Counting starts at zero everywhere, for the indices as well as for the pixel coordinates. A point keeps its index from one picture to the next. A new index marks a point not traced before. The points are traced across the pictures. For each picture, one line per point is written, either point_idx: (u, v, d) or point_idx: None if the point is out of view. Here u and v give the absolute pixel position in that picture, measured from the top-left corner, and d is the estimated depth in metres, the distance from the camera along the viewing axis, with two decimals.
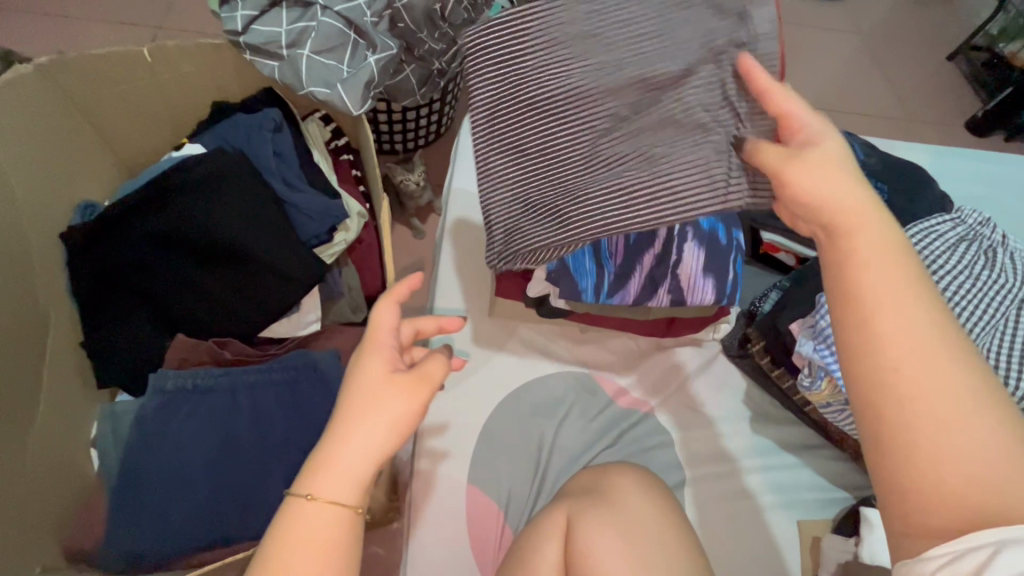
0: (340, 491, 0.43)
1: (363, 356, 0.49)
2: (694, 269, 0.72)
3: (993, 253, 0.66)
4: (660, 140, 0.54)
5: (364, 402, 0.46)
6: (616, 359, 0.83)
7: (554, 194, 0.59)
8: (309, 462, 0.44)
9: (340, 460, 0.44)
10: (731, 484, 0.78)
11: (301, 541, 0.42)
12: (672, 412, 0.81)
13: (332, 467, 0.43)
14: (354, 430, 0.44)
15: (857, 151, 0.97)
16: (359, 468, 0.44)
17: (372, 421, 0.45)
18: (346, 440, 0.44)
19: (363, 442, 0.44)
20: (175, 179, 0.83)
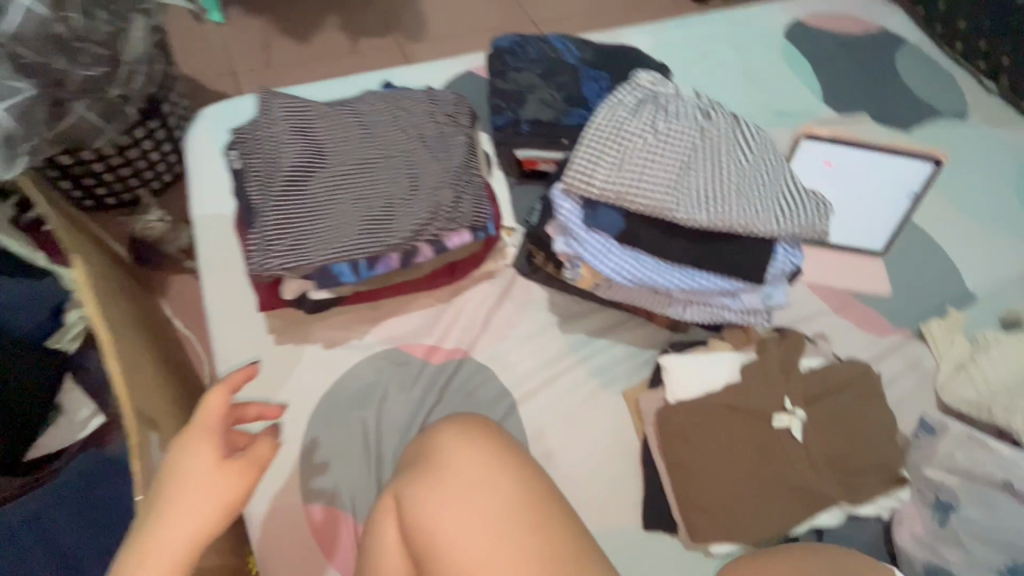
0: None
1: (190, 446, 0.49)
2: (443, 211, 0.73)
3: (671, 102, 0.73)
4: (419, 194, 0.72)
5: (191, 496, 0.48)
6: (419, 322, 0.83)
7: (325, 225, 0.68)
8: (128, 557, 0.45)
9: (160, 551, 0.45)
10: (558, 387, 0.83)
11: None
12: (486, 348, 0.84)
13: (151, 560, 0.45)
14: (175, 521, 0.46)
15: (571, 50, 1.03)
16: (179, 552, 0.46)
17: (200, 505, 0.47)
18: (168, 531, 0.46)
19: (184, 530, 0.46)
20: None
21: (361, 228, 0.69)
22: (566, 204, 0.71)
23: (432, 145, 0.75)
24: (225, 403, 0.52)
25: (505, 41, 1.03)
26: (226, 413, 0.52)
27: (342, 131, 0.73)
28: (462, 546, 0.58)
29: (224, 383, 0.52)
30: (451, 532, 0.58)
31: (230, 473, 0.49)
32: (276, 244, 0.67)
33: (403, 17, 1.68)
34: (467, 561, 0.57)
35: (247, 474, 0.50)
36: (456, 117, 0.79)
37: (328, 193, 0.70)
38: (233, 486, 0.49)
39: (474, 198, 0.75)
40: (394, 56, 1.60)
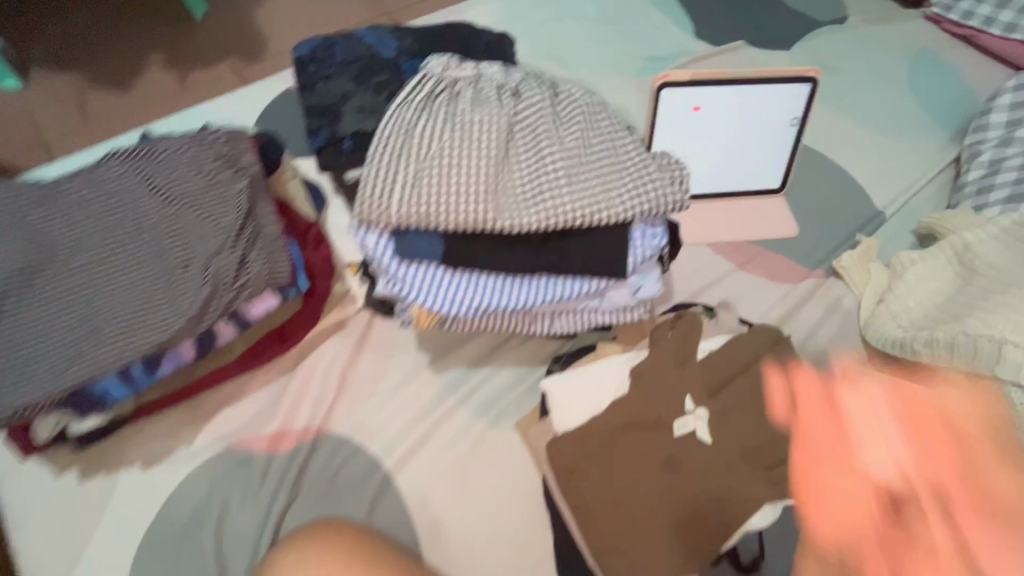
0: None
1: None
2: (220, 279, 0.58)
3: (471, 89, 0.60)
4: (185, 265, 0.58)
5: None
6: (259, 407, 0.70)
7: (68, 338, 0.55)
8: None
9: None
10: (437, 441, 0.71)
11: None
12: (345, 417, 0.71)
13: None
14: None
15: (386, 42, 0.87)
16: None
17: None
18: None
19: None
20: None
21: (116, 328, 0.55)
22: (370, 239, 0.58)
23: (197, 201, 0.61)
24: None
25: (305, 46, 0.86)
26: None
27: (78, 216, 0.59)
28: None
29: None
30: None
31: None
32: (11, 378, 0.54)
33: (237, 37, 1.51)
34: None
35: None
36: (227, 159, 0.65)
37: (66, 296, 0.56)
38: None
39: (262, 253, 0.61)
40: (233, 82, 1.43)
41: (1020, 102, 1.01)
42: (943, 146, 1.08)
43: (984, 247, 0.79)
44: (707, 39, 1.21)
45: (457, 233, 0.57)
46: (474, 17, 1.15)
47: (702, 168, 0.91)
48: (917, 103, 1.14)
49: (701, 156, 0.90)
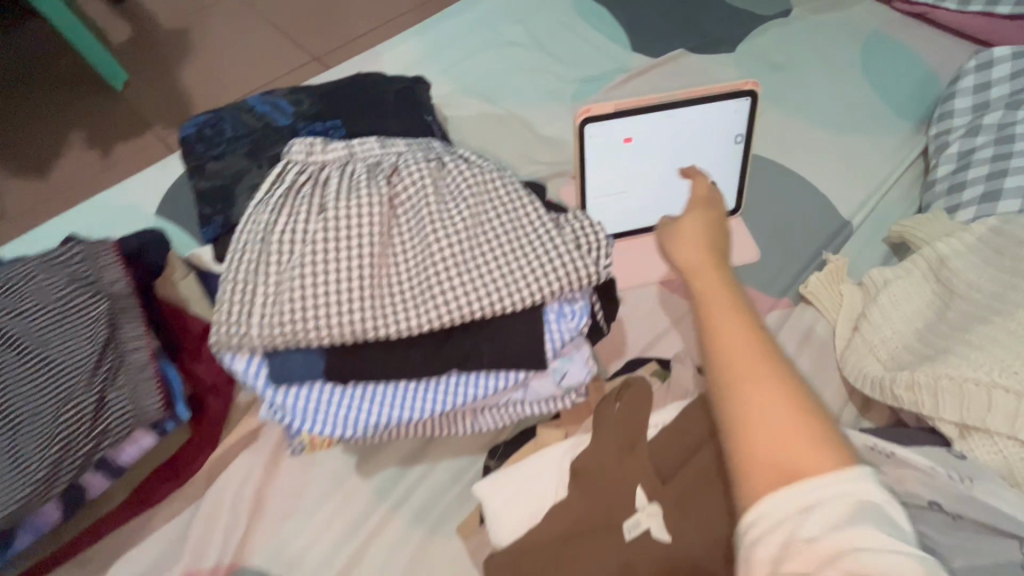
0: None
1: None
2: (77, 428, 0.50)
3: (342, 173, 0.52)
4: (34, 418, 0.50)
5: None
6: (163, 547, 0.62)
7: None
8: None
9: None
10: (369, 561, 0.62)
11: None
12: (263, 545, 0.63)
13: None
14: None
15: (283, 108, 0.80)
16: None
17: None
18: None
19: None
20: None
21: None
22: (238, 363, 0.49)
23: (46, 338, 0.53)
24: None
25: (192, 124, 0.78)
26: None
27: None
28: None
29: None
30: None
31: None
32: None
33: (160, 102, 1.44)
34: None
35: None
36: (86, 278, 0.57)
37: None
38: None
39: (125, 389, 0.53)
40: (157, 149, 1.36)
41: (985, 84, 0.93)
42: (908, 138, 0.99)
43: (961, 262, 0.71)
44: (644, 49, 1.13)
45: (337, 346, 0.49)
46: (391, 60, 1.07)
47: (647, 200, 0.83)
48: (876, 92, 1.05)
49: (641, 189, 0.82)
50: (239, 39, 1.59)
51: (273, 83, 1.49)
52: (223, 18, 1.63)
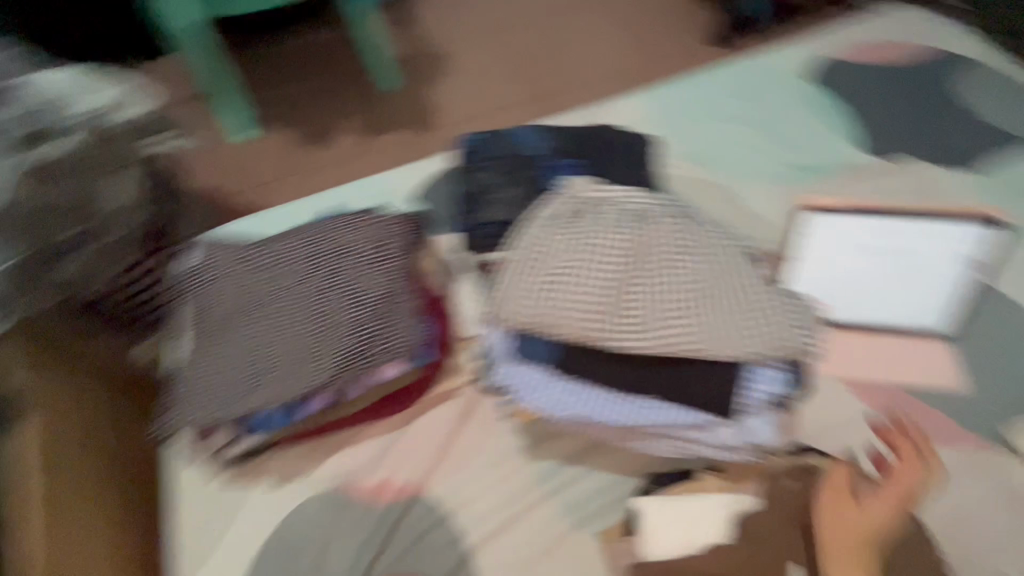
0: None
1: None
2: (376, 350, 0.70)
3: (606, 209, 0.65)
4: (352, 331, 0.70)
5: None
6: (371, 454, 0.78)
7: (258, 374, 0.70)
8: None
9: None
10: (514, 533, 0.73)
11: None
12: (439, 482, 0.76)
13: None
14: None
15: (540, 140, 0.97)
16: None
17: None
18: None
19: None
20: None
21: (293, 377, 0.69)
22: (493, 336, 0.65)
23: (346, 279, 0.73)
24: None
25: (470, 141, 0.98)
26: None
27: (277, 275, 0.74)
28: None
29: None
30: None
31: None
32: (197, 396, 0.71)
33: (416, 104, 1.75)
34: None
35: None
36: (393, 239, 0.77)
37: (262, 341, 0.71)
38: None
39: (405, 331, 0.71)
40: (406, 145, 1.68)
41: None
42: None
43: None
44: (880, 146, 1.11)
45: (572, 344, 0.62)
46: (623, 108, 1.19)
47: (859, 292, 0.83)
48: None
49: (859, 279, 0.82)
50: (484, 61, 1.84)
51: (508, 108, 1.74)
52: (477, 38, 1.88)
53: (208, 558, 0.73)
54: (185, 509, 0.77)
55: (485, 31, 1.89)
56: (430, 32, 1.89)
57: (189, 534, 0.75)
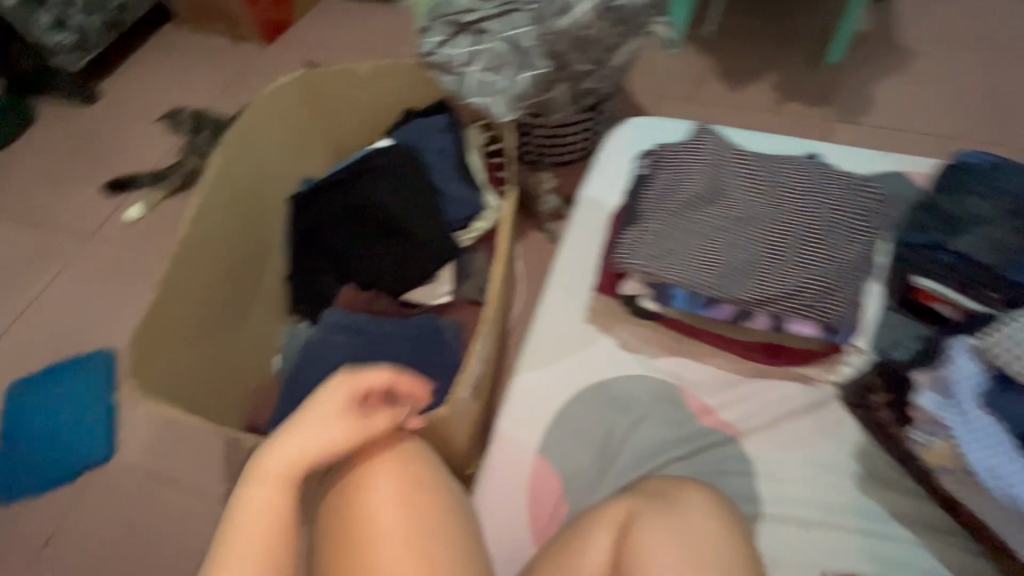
0: (305, 439, 0.58)
1: (275, 445, 0.58)
2: (818, 305, 0.69)
3: None
4: (807, 275, 0.69)
5: (317, 428, 0.58)
6: (712, 378, 0.81)
7: (701, 258, 0.72)
8: (263, 454, 0.57)
9: (270, 471, 0.57)
10: (811, 536, 0.71)
11: (253, 525, 0.54)
12: (763, 443, 0.77)
13: (267, 476, 0.56)
14: (303, 432, 0.58)
15: None
16: (313, 443, 0.58)
17: (262, 502, 0.55)
18: (291, 437, 0.58)
19: (301, 435, 0.58)
20: (356, 165, 1.06)
21: (733, 281, 0.71)
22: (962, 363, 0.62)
23: (828, 230, 0.72)
24: (342, 395, 0.60)
25: (974, 158, 0.84)
26: (335, 418, 0.59)
27: (756, 185, 0.75)
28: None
29: (357, 373, 0.61)
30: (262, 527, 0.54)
31: (342, 426, 0.59)
32: (646, 246, 0.73)
33: (847, 93, 1.62)
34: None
35: (357, 438, 0.60)
36: (874, 215, 0.74)
37: (717, 232, 0.73)
38: (335, 432, 0.59)
39: (849, 304, 0.69)
40: (815, 123, 1.56)
41: None
42: None
43: None
44: None
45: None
46: None
47: None
48: None
49: None
50: (948, 85, 1.61)
51: (949, 144, 1.50)
52: (953, 61, 1.65)
53: (549, 365, 0.85)
54: (547, 317, 0.89)
55: (967, 57, 1.66)
56: (896, 36, 1.72)
57: (543, 337, 0.87)
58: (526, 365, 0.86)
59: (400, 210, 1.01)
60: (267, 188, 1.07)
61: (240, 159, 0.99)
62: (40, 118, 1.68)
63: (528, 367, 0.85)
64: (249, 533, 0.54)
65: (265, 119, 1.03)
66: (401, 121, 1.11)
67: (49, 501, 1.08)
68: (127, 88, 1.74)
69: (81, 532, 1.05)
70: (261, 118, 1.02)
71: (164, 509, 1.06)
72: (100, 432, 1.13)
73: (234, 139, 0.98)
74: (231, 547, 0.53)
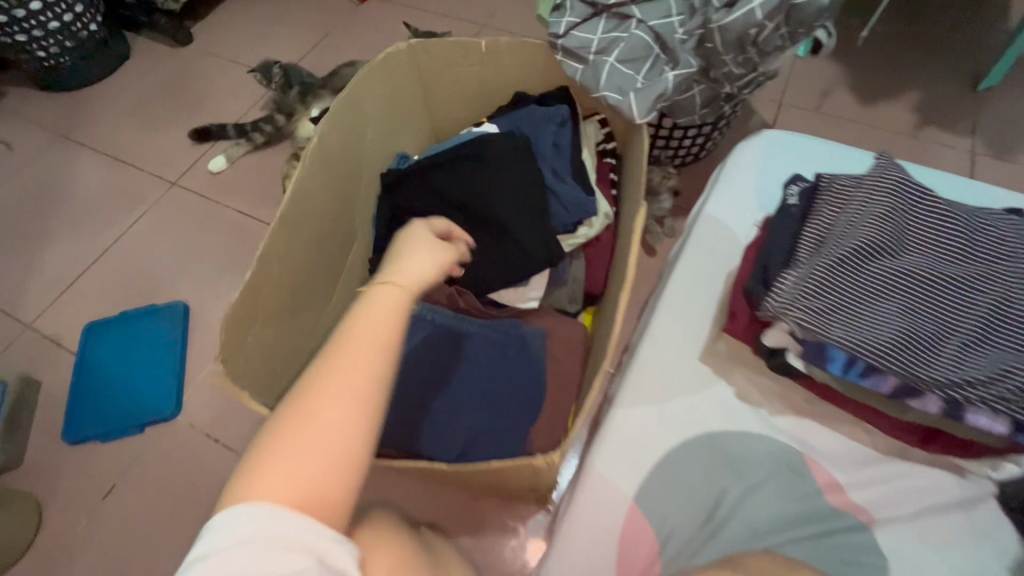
0: (400, 280, 0.58)
1: (377, 285, 0.56)
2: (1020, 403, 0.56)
3: None
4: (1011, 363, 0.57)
5: (420, 250, 0.64)
6: (844, 451, 0.71)
7: (873, 320, 0.60)
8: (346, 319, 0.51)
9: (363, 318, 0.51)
10: None
11: (372, 330, 0.50)
12: (902, 538, 0.66)
13: (362, 317, 0.51)
14: (366, 308, 0.52)
15: None
16: (425, 267, 0.62)
17: (379, 304, 0.53)
18: (365, 306, 0.52)
19: (418, 260, 0.62)
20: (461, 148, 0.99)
21: (912, 354, 0.59)
22: None
23: None
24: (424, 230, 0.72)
25: None
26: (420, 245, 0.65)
27: (951, 243, 0.63)
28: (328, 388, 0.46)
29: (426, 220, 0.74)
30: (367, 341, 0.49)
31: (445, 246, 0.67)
32: (807, 296, 0.62)
33: (1001, 124, 1.42)
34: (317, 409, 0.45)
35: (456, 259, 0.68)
36: None
37: (897, 293, 0.61)
38: (440, 252, 0.65)
39: None
40: (960, 154, 1.38)
41: None
42: None
43: None
44: None
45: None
46: None
47: None
48: None
49: None
50: None
51: None
52: None
53: (655, 404, 0.76)
54: (656, 350, 0.80)
55: None
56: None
57: (649, 372, 0.79)
58: (628, 401, 0.77)
59: (504, 203, 0.92)
60: (365, 159, 0.99)
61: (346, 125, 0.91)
62: (134, 54, 1.67)
63: (631, 402, 0.77)
64: (369, 340, 0.49)
65: (375, 86, 0.95)
66: (513, 105, 1.03)
67: (111, 449, 1.07)
68: (220, 32, 1.71)
69: (137, 486, 1.04)
70: (371, 84, 0.94)
71: (219, 477, 1.04)
72: (167, 387, 1.12)
73: (344, 101, 0.90)
74: (335, 363, 0.47)
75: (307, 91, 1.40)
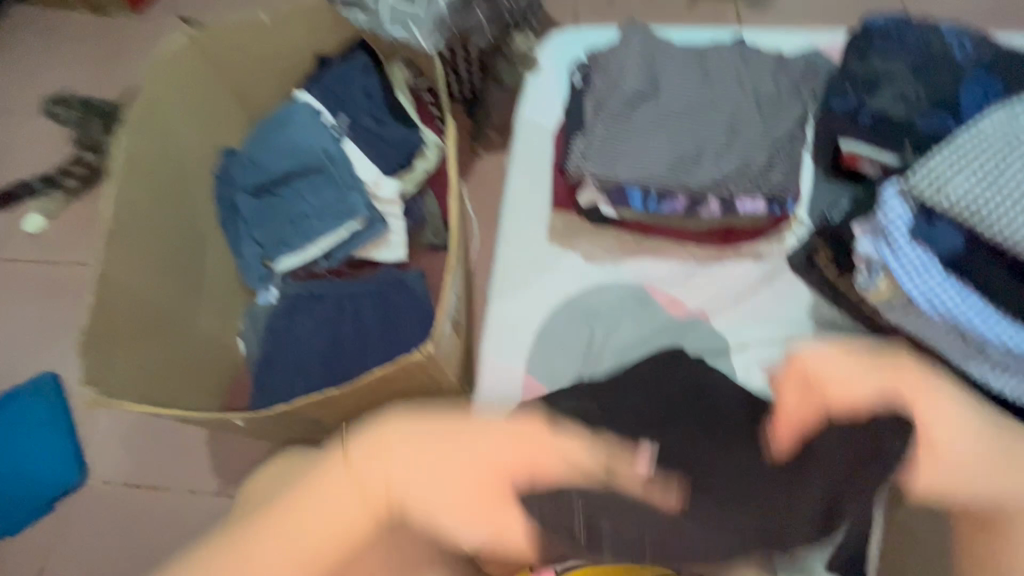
0: (370, 476, 0.54)
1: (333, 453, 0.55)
2: (754, 180, 0.73)
3: None
4: (746, 156, 0.73)
5: (439, 460, 0.54)
6: (672, 271, 0.86)
7: (648, 154, 0.73)
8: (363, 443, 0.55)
9: (310, 520, 0.52)
10: (773, 380, 0.79)
11: (309, 518, 0.52)
12: (727, 319, 0.83)
13: (303, 514, 0.52)
14: (325, 490, 0.53)
15: (965, 45, 0.82)
16: (401, 471, 0.54)
17: (337, 496, 0.53)
18: (314, 497, 0.53)
19: (421, 473, 0.54)
20: (281, 126, 1.03)
21: (680, 170, 0.73)
22: (888, 208, 0.65)
23: (764, 108, 0.75)
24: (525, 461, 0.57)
25: (881, 20, 0.87)
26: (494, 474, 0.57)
27: (690, 75, 0.77)
28: (315, 505, 0.52)
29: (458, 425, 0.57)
30: (327, 540, 0.52)
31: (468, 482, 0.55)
32: (594, 152, 0.75)
33: None
34: (316, 512, 0.52)
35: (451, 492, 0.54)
36: (797, 91, 0.77)
37: (660, 127, 0.74)
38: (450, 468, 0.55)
39: (783, 175, 0.73)
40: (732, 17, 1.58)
41: None
42: None
43: None
44: None
45: (993, 254, 0.61)
46: None
47: None
48: None
49: None
50: None
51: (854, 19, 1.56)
52: None
53: (521, 290, 0.86)
54: (511, 246, 0.89)
55: None
56: None
57: (508, 264, 0.88)
58: (499, 295, 0.86)
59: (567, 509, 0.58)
60: (188, 162, 1.01)
61: (152, 132, 0.93)
62: None
63: (501, 296, 0.86)
64: (316, 517, 0.52)
65: (170, 92, 0.96)
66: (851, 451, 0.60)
67: (27, 534, 1.02)
68: None
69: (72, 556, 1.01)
70: (162, 90, 0.95)
71: (151, 518, 1.02)
72: (65, 451, 1.06)
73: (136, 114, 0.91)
74: (309, 497, 0.53)
75: (107, 119, 1.31)
